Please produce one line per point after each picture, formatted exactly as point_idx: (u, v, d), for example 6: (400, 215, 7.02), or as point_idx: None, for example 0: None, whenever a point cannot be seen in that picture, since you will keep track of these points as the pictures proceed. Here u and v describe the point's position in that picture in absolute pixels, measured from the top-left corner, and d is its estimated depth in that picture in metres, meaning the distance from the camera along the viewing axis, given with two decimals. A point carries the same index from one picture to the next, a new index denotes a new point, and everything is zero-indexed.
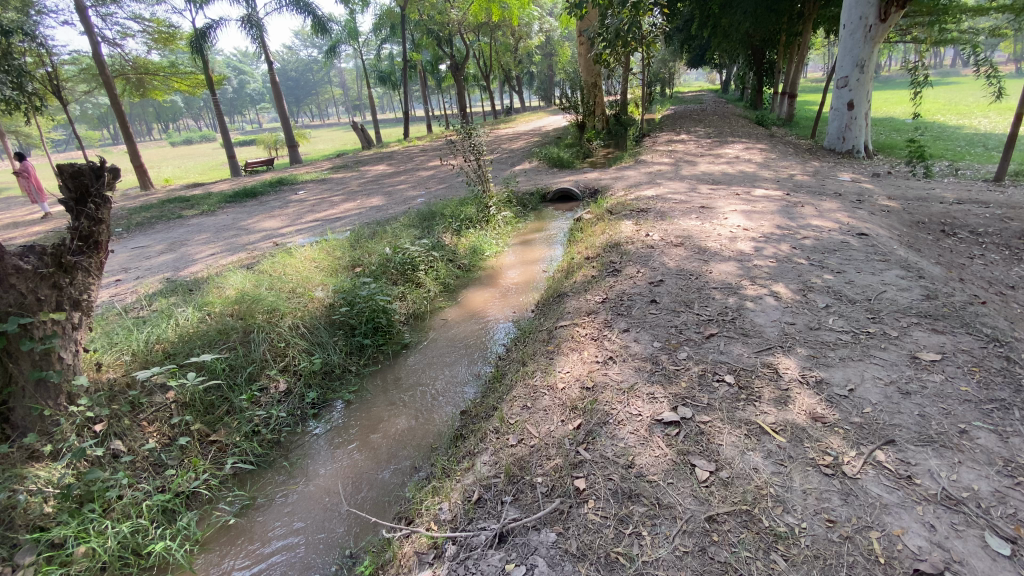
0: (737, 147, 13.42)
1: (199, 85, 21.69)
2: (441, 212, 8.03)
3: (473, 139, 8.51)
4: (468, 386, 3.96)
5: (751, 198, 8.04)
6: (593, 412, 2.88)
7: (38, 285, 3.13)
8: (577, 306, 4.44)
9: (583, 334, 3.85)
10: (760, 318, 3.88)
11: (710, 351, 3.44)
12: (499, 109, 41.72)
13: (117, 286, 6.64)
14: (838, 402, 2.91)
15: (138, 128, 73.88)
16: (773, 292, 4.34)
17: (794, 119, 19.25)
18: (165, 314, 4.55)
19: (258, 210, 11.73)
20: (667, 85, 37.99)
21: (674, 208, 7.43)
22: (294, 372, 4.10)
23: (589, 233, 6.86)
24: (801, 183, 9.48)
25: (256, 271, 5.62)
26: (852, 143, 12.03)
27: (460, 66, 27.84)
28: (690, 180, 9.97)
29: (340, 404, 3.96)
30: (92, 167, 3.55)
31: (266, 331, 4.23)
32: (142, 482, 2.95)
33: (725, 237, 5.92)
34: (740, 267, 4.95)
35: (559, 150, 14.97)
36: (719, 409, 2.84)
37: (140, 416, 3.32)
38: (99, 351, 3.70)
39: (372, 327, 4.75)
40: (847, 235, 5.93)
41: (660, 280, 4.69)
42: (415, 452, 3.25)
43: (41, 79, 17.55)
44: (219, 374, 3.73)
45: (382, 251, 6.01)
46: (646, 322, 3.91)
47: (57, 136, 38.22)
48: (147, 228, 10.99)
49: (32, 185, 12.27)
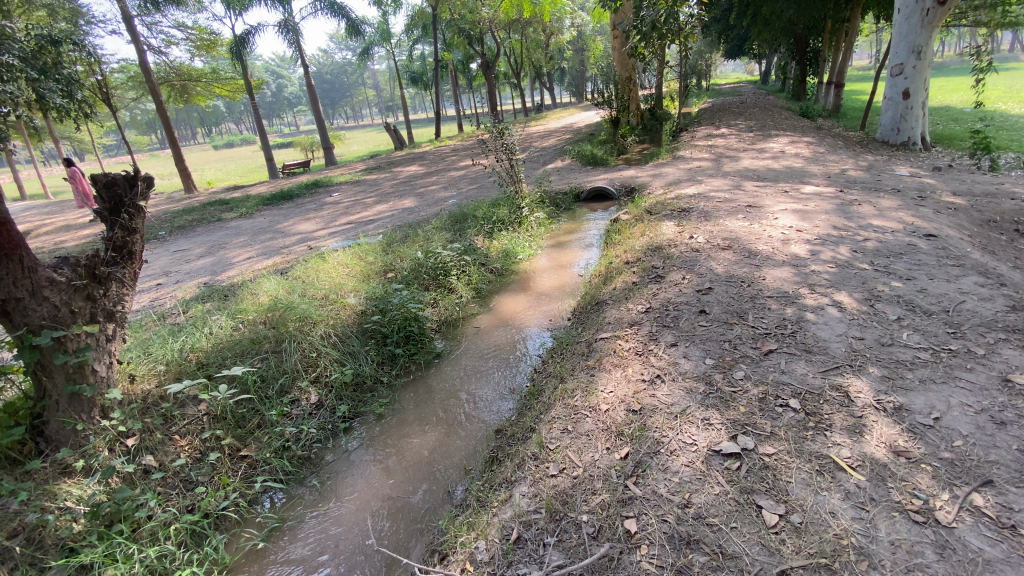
0: (782, 141, 12.77)
1: (238, 90, 22.28)
2: (473, 214, 7.89)
3: (505, 139, 8.31)
4: (503, 401, 3.74)
5: (800, 196, 7.55)
6: (642, 439, 2.64)
7: (72, 298, 3.12)
8: (618, 316, 4.18)
9: (626, 348, 3.59)
10: (823, 332, 3.53)
11: (769, 370, 3.13)
12: (531, 106, 41.47)
13: (158, 290, 6.77)
14: (921, 432, 2.56)
15: (184, 132, 77.16)
16: (835, 301, 3.96)
17: (842, 110, 18.26)
18: (200, 322, 4.55)
19: (293, 212, 11.88)
20: (703, 78, 36.93)
21: (717, 208, 7.03)
22: (325, 384, 3.96)
23: (627, 235, 6.56)
24: (854, 179, 8.88)
25: (290, 276, 5.58)
26: (908, 134, 11.20)
27: (491, 63, 27.70)
28: (733, 177, 9.48)
29: (371, 418, 3.81)
30: (126, 177, 3.55)
31: (298, 341, 4.12)
32: (172, 502, 2.87)
33: (776, 239, 5.52)
34: (795, 273, 4.57)
35: (592, 147, 14.63)
36: (785, 439, 2.54)
37: (171, 429, 3.28)
38: (134, 361, 3.71)
39: (404, 336, 4.58)
40: (913, 237, 5.44)
41: (708, 288, 4.37)
42: (448, 476, 3.07)
43: (93, 87, 18.38)
44: (248, 385, 3.64)
45: (414, 256, 5.90)
46: (696, 335, 3.62)
47: (110, 143, 40.33)
48: (188, 231, 11.30)
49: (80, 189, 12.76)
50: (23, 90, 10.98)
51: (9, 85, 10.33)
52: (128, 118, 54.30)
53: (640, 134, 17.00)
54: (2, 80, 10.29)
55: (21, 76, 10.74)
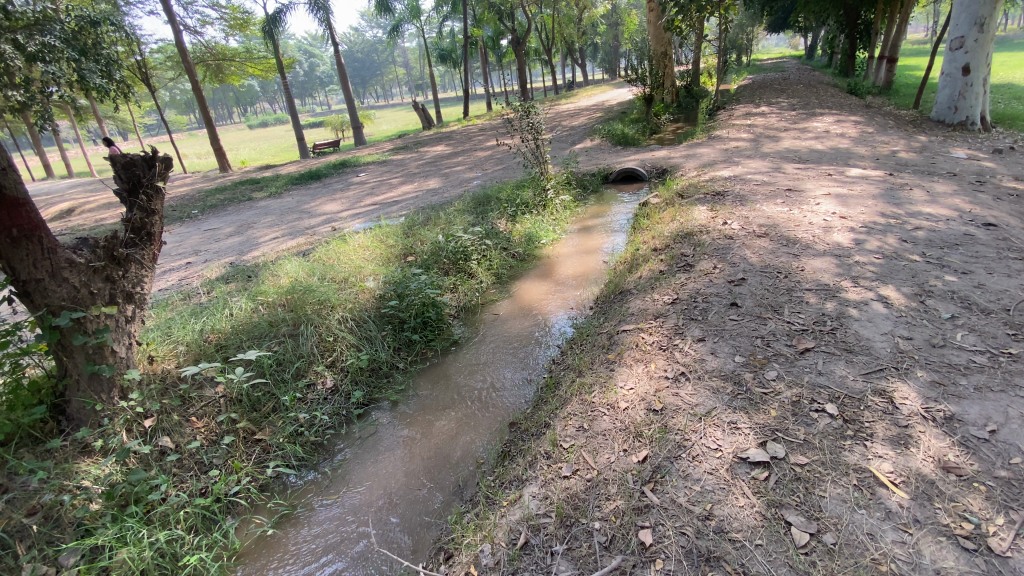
0: (827, 120, 12.04)
1: (270, 68, 22.44)
2: (497, 196, 7.73)
3: (531, 118, 8.06)
4: (519, 391, 3.63)
5: (845, 179, 7.09)
6: (663, 443, 2.48)
7: (92, 279, 3.12)
8: (643, 307, 3.99)
9: (649, 343, 3.41)
10: (866, 331, 3.26)
11: (805, 371, 2.91)
12: (562, 84, 40.51)
13: (187, 269, 6.90)
14: (974, 447, 2.31)
15: (220, 111, 78.85)
16: (881, 296, 3.67)
17: (894, 87, 17.12)
18: (221, 303, 4.57)
19: (320, 192, 11.94)
20: (744, 53, 35.23)
21: (754, 192, 6.66)
22: (341, 369, 3.91)
23: (657, 219, 6.28)
24: (905, 161, 8.29)
25: (311, 258, 5.56)
26: (967, 113, 10.35)
27: (521, 39, 27.05)
28: (772, 158, 8.99)
29: (386, 404, 3.76)
30: (145, 156, 3.52)
31: (316, 324, 4.09)
32: (187, 486, 2.91)
33: (817, 227, 5.17)
34: (837, 265, 4.26)
35: (623, 126, 14.15)
36: (820, 449, 2.35)
37: (189, 411, 3.30)
38: (155, 342, 3.75)
39: (421, 321, 4.49)
40: (970, 226, 5.01)
41: (741, 279, 4.12)
42: (459, 469, 2.98)
43: (132, 67, 18.81)
44: (264, 368, 3.62)
45: (435, 239, 5.81)
46: (725, 330, 3.40)
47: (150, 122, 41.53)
48: (219, 210, 11.52)
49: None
50: (64, 71, 11.26)
51: (51, 66, 10.59)
52: (167, 97, 55.74)
53: (674, 112, 16.36)
54: (44, 60, 10.56)
55: (62, 57, 11.00)
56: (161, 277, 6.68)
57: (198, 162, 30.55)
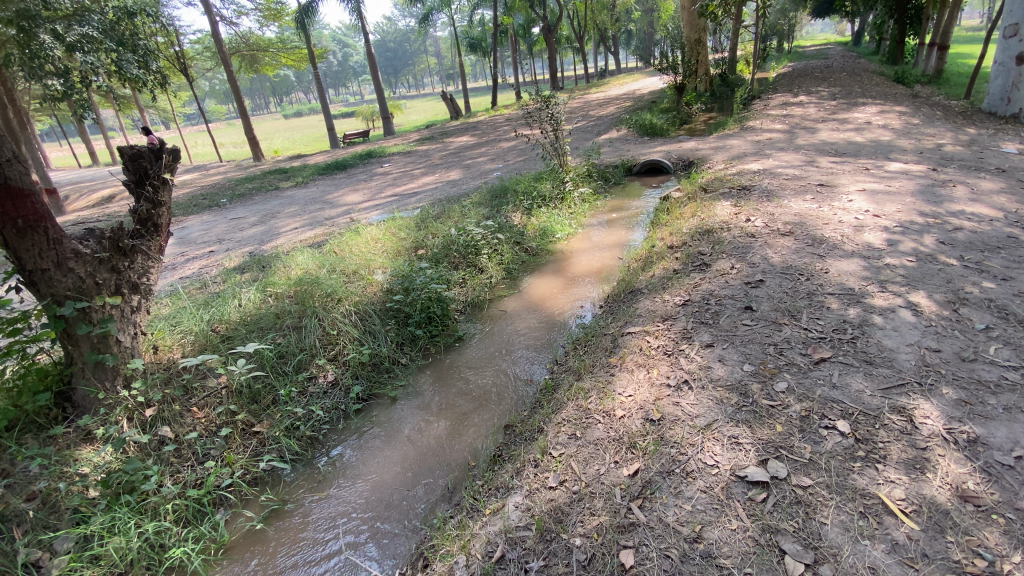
0: (869, 111, 11.40)
1: (302, 58, 22.73)
2: (514, 188, 7.62)
3: (551, 108, 7.86)
4: (518, 392, 3.53)
5: (882, 174, 6.67)
6: (656, 456, 2.35)
7: (97, 270, 3.18)
8: (652, 308, 3.82)
9: (654, 347, 3.26)
10: (889, 341, 3.03)
11: (818, 384, 2.71)
12: (593, 73, 39.74)
13: (209, 258, 7.07)
14: (999, 474, 2.10)
15: (257, 100, 80.81)
16: (909, 302, 3.41)
17: (945, 75, 16.09)
18: (232, 293, 4.64)
19: (344, 183, 12.03)
20: (784, 39, 33.76)
21: (782, 187, 6.33)
22: (343, 363, 3.89)
23: (677, 215, 6.05)
24: (950, 155, 7.75)
25: (324, 249, 5.59)
26: (1020, 105, 9.61)
27: (552, 27, 26.59)
28: (805, 151, 8.54)
29: (385, 400, 3.72)
30: (152, 148, 3.58)
31: (320, 317, 4.08)
32: (183, 476, 2.95)
33: (847, 225, 4.86)
34: (865, 267, 3.98)
35: (652, 116, 13.73)
36: (825, 471, 2.18)
37: (190, 401, 3.34)
38: (164, 332, 3.83)
39: (426, 316, 4.44)
40: (1017, 227, 4.62)
41: (759, 280, 3.91)
42: (450, 470, 2.92)
43: (171, 58, 19.36)
44: (264, 361, 3.63)
45: (447, 233, 5.76)
46: (736, 336, 3.22)
47: (190, 112, 42.80)
48: (247, 199, 11.77)
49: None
50: (102, 61, 11.61)
51: (89, 57, 10.93)
52: (208, 88, 57.39)
53: (706, 102, 15.79)
54: (84, 52, 10.91)
55: (101, 48, 11.36)
56: (184, 266, 6.86)
57: (234, 151, 31.37)
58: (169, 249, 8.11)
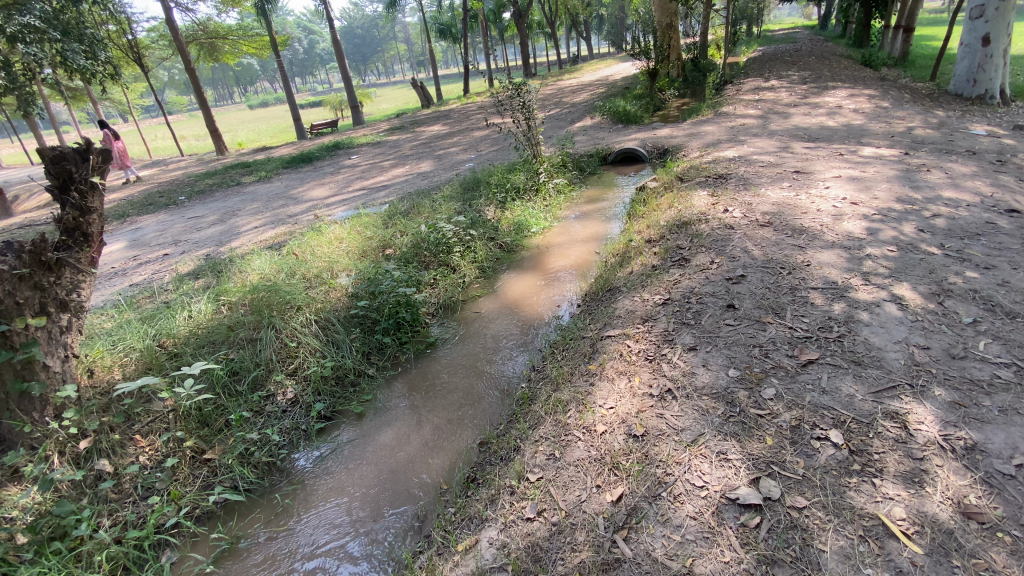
0: (840, 94, 11.43)
1: (265, 46, 21.79)
2: (487, 180, 7.36)
3: (523, 96, 7.59)
4: (494, 403, 3.31)
5: (856, 160, 6.63)
6: (641, 478, 2.18)
7: (18, 287, 2.78)
8: (631, 308, 3.65)
9: (634, 352, 3.08)
10: (877, 339, 2.91)
11: (807, 389, 2.57)
12: (565, 58, 39.29)
13: (162, 262, 6.64)
14: (1000, 485, 2.00)
15: (220, 91, 77.87)
16: (894, 295, 3.32)
17: (910, 58, 16.31)
18: (182, 303, 4.30)
19: (310, 177, 11.55)
20: (753, 24, 33.92)
21: (758, 174, 6.23)
22: (303, 378, 3.63)
23: (653, 206, 5.88)
24: (921, 139, 7.78)
25: (283, 251, 5.25)
26: (986, 86, 9.74)
27: (523, 12, 26.10)
28: (780, 137, 8.48)
29: (350, 417, 3.46)
30: (77, 149, 3.21)
31: (277, 329, 3.79)
32: (122, 516, 2.67)
33: (826, 214, 4.76)
34: (846, 259, 3.88)
35: (626, 103, 13.55)
36: (820, 488, 2.04)
37: (133, 429, 3.05)
38: (105, 351, 3.54)
39: (394, 323, 4.17)
40: (993, 212, 4.60)
41: (740, 275, 3.76)
42: (420, 495, 2.69)
43: (123, 47, 18.30)
44: (215, 381, 3.34)
45: (416, 230, 5.49)
46: (718, 338, 3.06)
47: (148, 103, 40.89)
48: (207, 196, 11.19)
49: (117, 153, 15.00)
50: (47, 53, 10.86)
51: (31, 47, 10.23)
52: (167, 77, 54.98)
53: (679, 87, 15.70)
54: (24, 42, 10.19)
55: (45, 39, 10.61)
56: (135, 271, 6.44)
57: (196, 144, 30.20)
58: (121, 253, 7.62)
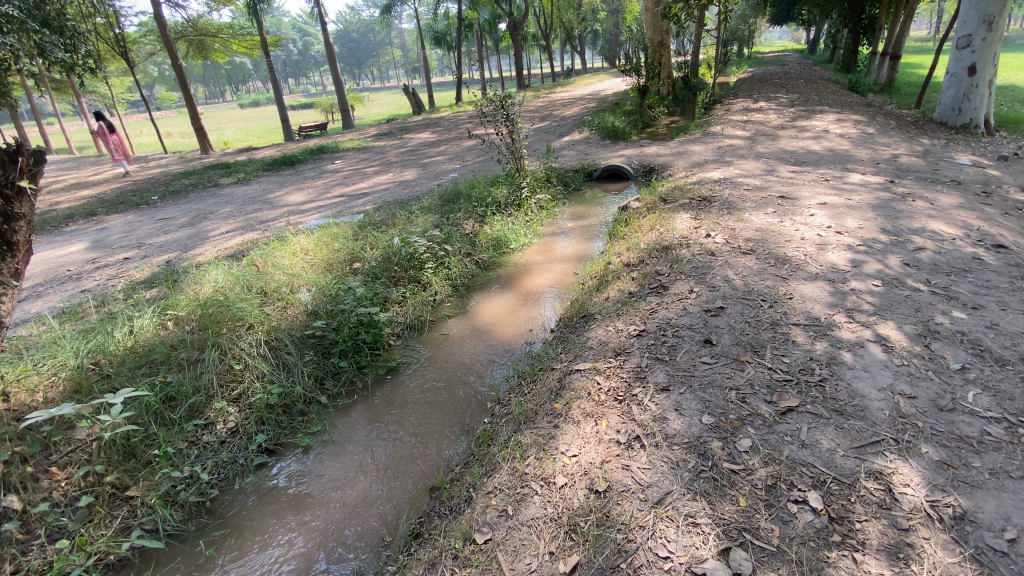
0: (828, 118, 11.46)
1: (255, 46, 21.47)
2: (468, 193, 7.14)
3: (507, 109, 7.43)
4: (451, 440, 3.05)
5: (841, 186, 6.55)
6: (600, 545, 1.96)
7: None
8: (603, 339, 3.43)
9: (602, 391, 2.86)
10: (861, 385, 2.73)
11: (784, 441, 2.37)
12: (559, 71, 39.43)
13: (121, 266, 6.31)
14: (991, 563, 1.80)
15: (211, 89, 77.08)
16: (879, 335, 3.15)
17: (895, 85, 16.54)
18: (125, 316, 4.00)
19: (290, 180, 11.24)
20: (745, 44, 34.45)
21: (743, 198, 6.10)
22: (247, 406, 3.35)
23: (635, 227, 5.71)
24: (907, 166, 7.76)
25: (244, 262, 4.97)
26: (971, 115, 9.81)
27: (518, 24, 26.15)
28: (765, 159, 8.43)
29: (295, 451, 3.17)
30: (6, 150, 2.89)
31: (223, 350, 3.52)
32: (24, 562, 2.35)
33: (810, 243, 4.62)
34: (830, 292, 3.71)
35: (614, 118, 13.48)
36: (795, 563, 1.83)
37: (50, 460, 2.74)
38: (32, 368, 3.23)
39: (354, 345, 3.92)
40: (980, 247, 4.49)
41: (719, 307, 3.58)
42: (361, 547, 2.43)
43: (108, 40, 17.84)
44: (147, 407, 3.06)
45: (388, 244, 5.25)
46: (694, 378, 2.85)
47: (133, 98, 40.13)
48: (180, 197, 10.82)
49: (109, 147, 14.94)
50: (24, 44, 10.40)
51: (12, 39, 9.58)
52: (157, 72, 54.17)
53: (668, 105, 15.74)
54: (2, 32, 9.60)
55: (23, 30, 10.09)
56: (90, 276, 6.11)
57: (180, 142, 29.65)
58: (80, 255, 7.26)
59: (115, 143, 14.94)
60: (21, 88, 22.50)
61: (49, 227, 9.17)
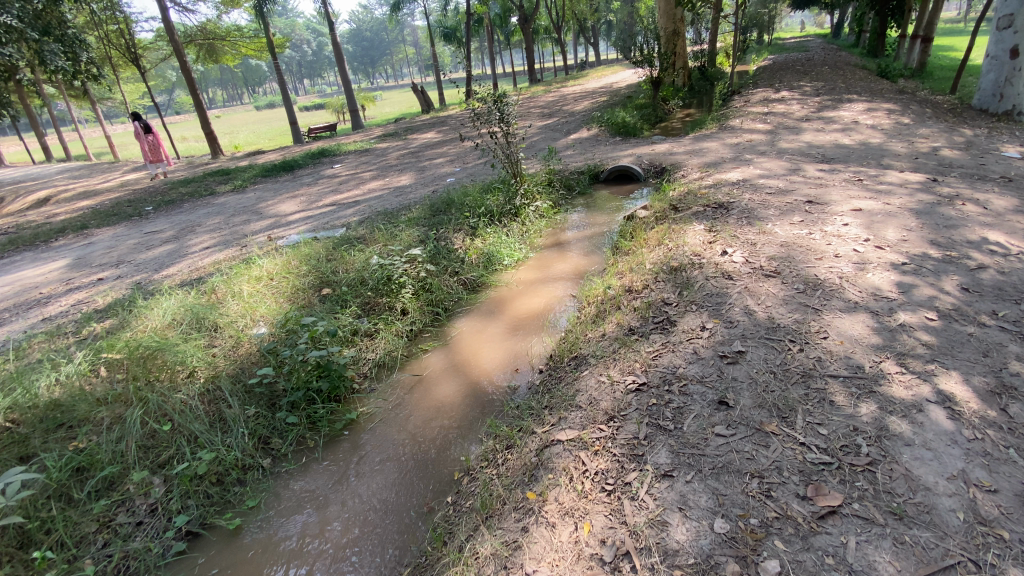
0: (857, 108, 10.58)
1: (264, 48, 21.17)
2: (460, 202, 6.57)
3: (503, 108, 6.81)
4: (401, 531, 2.48)
5: (877, 187, 5.80)
6: None
7: None
8: (594, 396, 2.84)
9: (585, 476, 2.29)
10: (923, 471, 2.08)
11: (824, 566, 1.76)
12: (573, 64, 38.46)
13: (89, 290, 5.90)
14: None
15: (227, 92, 77.87)
16: (942, 392, 2.48)
17: (928, 69, 15.40)
18: (54, 359, 3.52)
19: (286, 187, 10.82)
20: (766, 32, 33.02)
21: (764, 204, 5.40)
22: (172, 475, 2.85)
23: (641, 241, 5.09)
24: (950, 161, 6.93)
25: (202, 289, 4.48)
26: (1013, 102, 8.86)
27: (529, 18, 25.35)
28: (789, 156, 7.67)
29: (222, 535, 2.67)
30: None
31: (148, 406, 3.04)
32: None
33: (845, 261, 3.93)
34: (874, 330, 3.04)
35: (625, 113, 12.72)
36: None
37: None
38: None
39: (307, 395, 3.42)
40: None
41: (735, 352, 2.95)
42: None
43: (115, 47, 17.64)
44: (50, 483, 2.59)
45: (362, 265, 4.73)
46: (703, 459, 2.25)
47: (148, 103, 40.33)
48: (174, 208, 10.49)
49: (150, 147, 14.54)
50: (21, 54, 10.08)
51: (8, 49, 9.28)
52: (173, 75, 54.52)
53: (684, 97, 14.89)
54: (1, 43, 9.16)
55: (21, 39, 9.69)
56: (56, 301, 5.70)
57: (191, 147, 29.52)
58: (56, 275, 6.90)
59: (155, 143, 14.53)
60: (35, 95, 22.52)
61: (38, 242, 8.88)
